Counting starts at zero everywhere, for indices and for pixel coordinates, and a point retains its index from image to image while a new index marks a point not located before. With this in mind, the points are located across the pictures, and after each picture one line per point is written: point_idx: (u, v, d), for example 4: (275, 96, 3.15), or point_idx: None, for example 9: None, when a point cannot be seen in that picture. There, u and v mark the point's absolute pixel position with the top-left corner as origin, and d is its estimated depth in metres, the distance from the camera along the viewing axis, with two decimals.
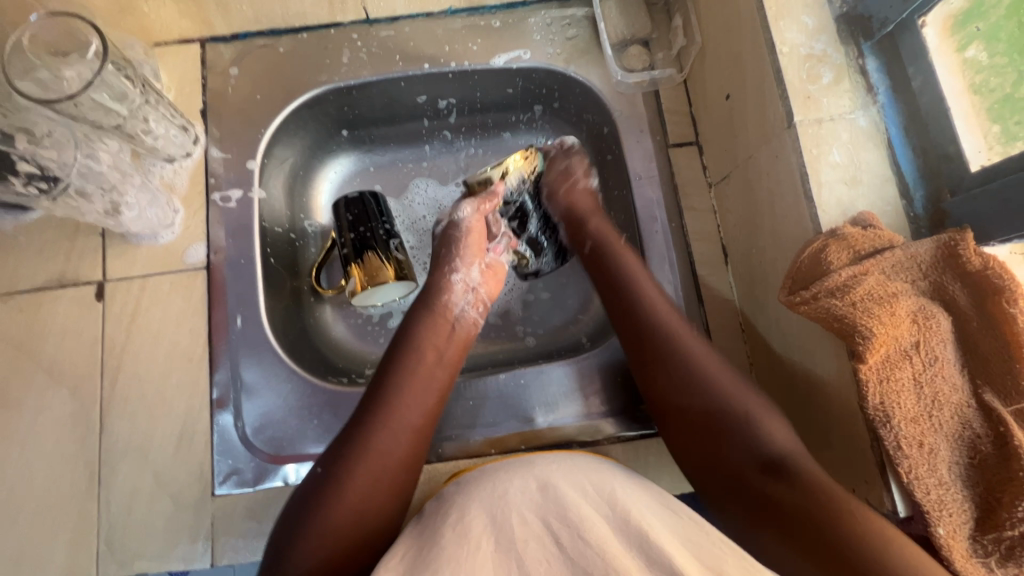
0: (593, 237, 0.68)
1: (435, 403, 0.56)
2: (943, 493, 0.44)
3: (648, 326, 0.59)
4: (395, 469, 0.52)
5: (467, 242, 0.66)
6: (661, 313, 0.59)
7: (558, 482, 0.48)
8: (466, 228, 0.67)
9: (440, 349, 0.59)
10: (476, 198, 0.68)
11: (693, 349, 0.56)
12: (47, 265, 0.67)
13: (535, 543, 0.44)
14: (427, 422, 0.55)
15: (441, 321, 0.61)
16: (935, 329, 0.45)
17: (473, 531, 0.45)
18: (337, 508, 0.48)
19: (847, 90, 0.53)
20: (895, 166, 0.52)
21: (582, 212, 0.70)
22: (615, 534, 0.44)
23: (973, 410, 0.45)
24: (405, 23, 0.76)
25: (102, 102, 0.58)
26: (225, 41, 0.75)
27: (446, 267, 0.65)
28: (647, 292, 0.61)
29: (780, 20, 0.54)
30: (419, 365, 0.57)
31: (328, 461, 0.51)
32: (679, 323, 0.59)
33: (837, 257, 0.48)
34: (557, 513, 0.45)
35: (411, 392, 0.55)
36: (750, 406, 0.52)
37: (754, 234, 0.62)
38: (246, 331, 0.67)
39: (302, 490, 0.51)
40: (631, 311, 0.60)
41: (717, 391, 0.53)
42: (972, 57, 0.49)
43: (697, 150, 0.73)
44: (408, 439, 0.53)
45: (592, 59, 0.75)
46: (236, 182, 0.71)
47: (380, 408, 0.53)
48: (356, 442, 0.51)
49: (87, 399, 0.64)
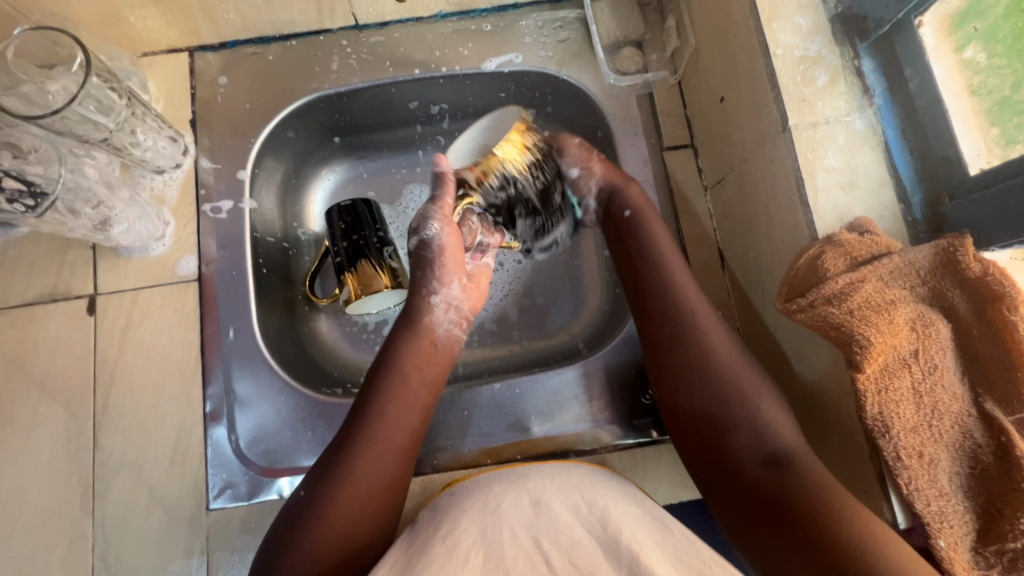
0: (625, 217, 0.63)
1: (419, 424, 0.56)
2: (944, 505, 0.43)
3: (678, 308, 0.56)
4: (381, 494, 0.51)
5: (447, 259, 0.63)
6: (692, 296, 0.57)
7: (550, 499, 0.48)
8: (439, 245, 0.63)
9: (422, 369, 0.58)
10: (437, 202, 0.61)
11: (709, 327, 0.55)
12: (38, 280, 0.66)
13: (524, 559, 0.43)
14: (412, 442, 0.55)
15: (424, 340, 0.60)
16: (934, 336, 0.44)
17: (464, 544, 0.44)
18: (324, 534, 0.47)
19: (842, 92, 0.52)
20: (892, 169, 0.51)
21: (617, 183, 0.64)
22: (604, 553, 0.43)
23: (974, 419, 0.44)
24: (395, 28, 0.75)
25: (87, 115, 0.57)
26: (214, 50, 0.74)
27: (423, 288, 0.63)
28: (676, 270, 0.58)
29: (774, 22, 0.53)
30: (404, 386, 0.56)
31: (312, 485, 0.51)
32: (702, 305, 0.56)
33: (833, 264, 0.47)
34: (548, 532, 0.45)
35: (395, 414, 0.54)
36: (756, 392, 0.51)
37: (750, 238, 0.61)
38: (239, 343, 0.66)
39: (284, 515, 0.50)
40: (659, 287, 0.58)
41: (727, 370, 0.52)
42: (970, 58, 0.48)
43: (693, 152, 0.72)
44: (394, 460, 0.52)
45: (584, 61, 0.74)
46: (226, 192, 0.70)
47: (363, 431, 0.52)
48: (339, 468, 0.51)
49: (80, 414, 0.64)
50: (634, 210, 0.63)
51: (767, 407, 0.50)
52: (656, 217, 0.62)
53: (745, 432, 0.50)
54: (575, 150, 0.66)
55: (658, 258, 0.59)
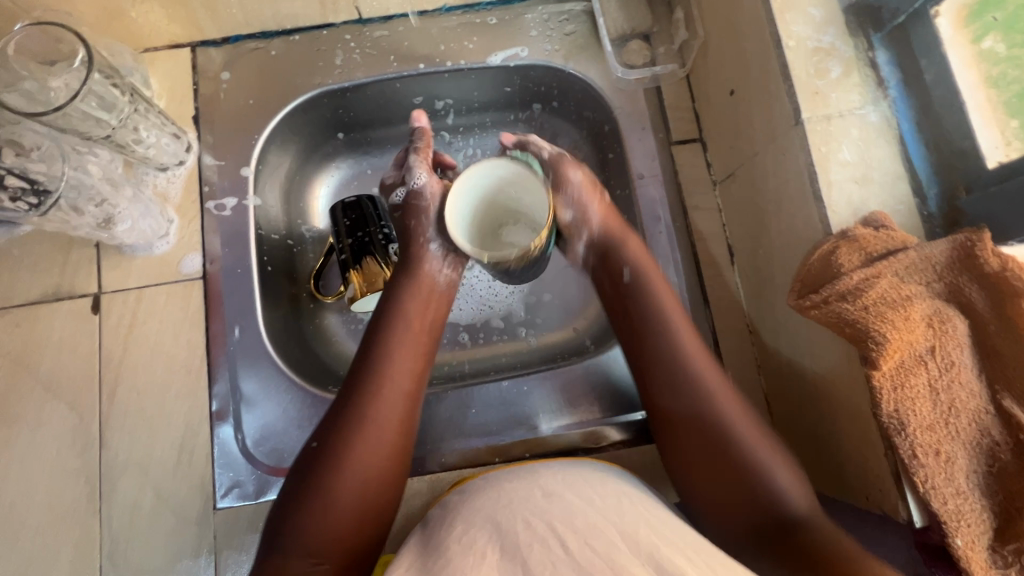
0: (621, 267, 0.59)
1: (423, 366, 0.56)
2: (961, 503, 0.43)
3: (677, 366, 0.53)
4: (393, 437, 0.51)
5: (433, 207, 0.63)
6: (691, 352, 0.53)
7: (562, 491, 0.47)
8: (422, 193, 0.64)
9: (423, 315, 0.59)
10: (417, 150, 0.66)
11: (712, 385, 0.52)
12: (42, 278, 0.66)
13: (540, 548, 0.43)
14: (418, 383, 0.55)
15: (424, 287, 0.60)
16: (951, 333, 0.44)
17: (479, 540, 0.44)
18: (342, 480, 0.48)
19: (856, 84, 0.51)
20: (908, 163, 0.50)
21: (615, 237, 0.60)
22: (623, 544, 0.42)
23: (991, 417, 0.43)
24: (399, 22, 0.74)
25: (90, 112, 0.57)
26: (215, 45, 0.73)
27: (419, 235, 0.63)
28: (675, 323, 0.55)
29: (786, 13, 0.52)
30: (405, 332, 0.56)
31: (323, 437, 0.50)
32: (698, 348, 0.54)
33: (847, 260, 0.46)
34: (564, 519, 0.44)
35: (399, 359, 0.54)
36: (763, 455, 0.49)
37: (761, 233, 0.61)
38: (244, 341, 0.66)
39: (296, 468, 0.50)
40: (654, 334, 0.55)
41: (728, 415, 0.50)
42: (988, 48, 0.48)
43: (701, 147, 0.71)
44: (403, 403, 0.53)
45: (591, 55, 0.73)
46: (230, 189, 0.70)
47: (369, 378, 0.53)
48: (350, 415, 0.51)
49: (86, 413, 0.63)
50: (634, 271, 0.58)
51: (768, 456, 0.49)
52: (649, 262, 0.59)
53: (748, 478, 0.48)
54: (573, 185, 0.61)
55: (650, 300, 0.56)
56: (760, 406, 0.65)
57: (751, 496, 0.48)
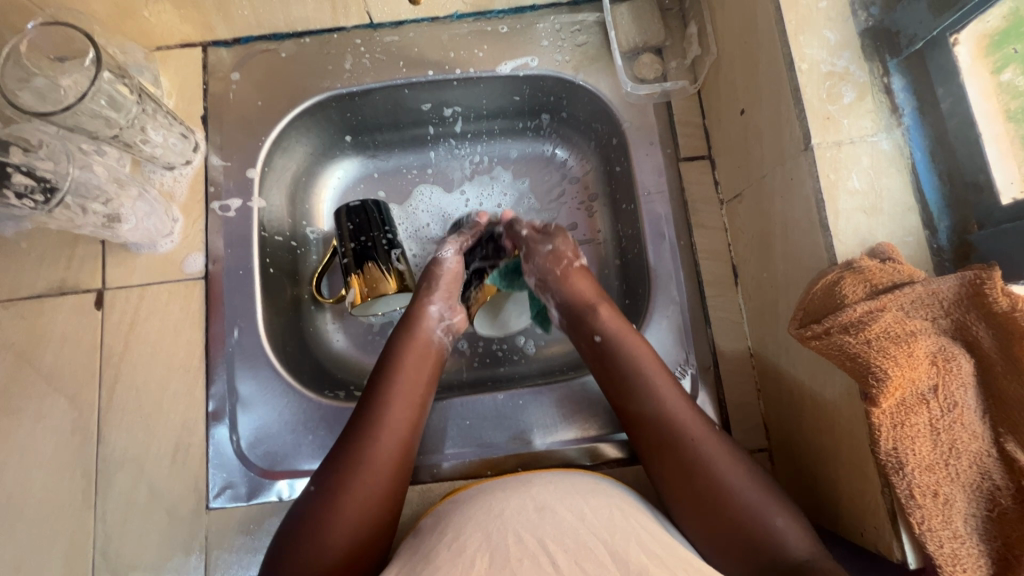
0: (586, 322, 0.60)
1: (417, 413, 0.56)
2: (957, 547, 0.42)
3: (655, 426, 0.53)
4: (387, 480, 0.52)
5: (441, 281, 0.65)
6: (672, 407, 0.53)
7: (555, 505, 0.47)
8: (443, 266, 0.65)
9: (417, 364, 0.59)
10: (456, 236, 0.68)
11: (695, 435, 0.52)
12: (48, 272, 0.67)
13: (529, 562, 0.42)
14: (412, 430, 0.55)
15: (417, 340, 0.61)
16: (955, 372, 0.43)
17: (469, 548, 0.44)
18: (337, 525, 0.48)
19: (870, 110, 0.50)
20: (921, 195, 0.48)
21: (581, 310, 0.60)
22: (612, 565, 0.42)
23: (993, 460, 0.42)
24: (410, 28, 0.74)
25: (98, 111, 0.57)
26: (227, 45, 0.74)
27: (424, 294, 0.64)
28: (656, 378, 0.54)
29: (801, 35, 0.51)
30: (399, 382, 0.57)
31: (323, 477, 0.51)
32: (703, 428, 0.52)
33: (852, 291, 0.45)
34: (554, 535, 0.44)
35: (392, 408, 0.55)
36: (751, 497, 0.48)
37: (767, 256, 0.60)
38: (243, 344, 0.66)
39: (296, 507, 0.51)
40: (644, 422, 0.54)
41: (713, 462, 0.50)
42: (1008, 80, 0.45)
43: (709, 164, 0.70)
44: (397, 450, 0.53)
45: (602, 67, 0.72)
46: (235, 190, 0.70)
47: (362, 428, 0.53)
48: (343, 465, 0.51)
49: (86, 407, 0.64)
50: (606, 335, 0.58)
51: (783, 522, 0.47)
52: (626, 330, 0.58)
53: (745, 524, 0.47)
54: (543, 258, 0.64)
55: (646, 384, 0.54)
56: (757, 431, 0.64)
57: (754, 537, 0.47)
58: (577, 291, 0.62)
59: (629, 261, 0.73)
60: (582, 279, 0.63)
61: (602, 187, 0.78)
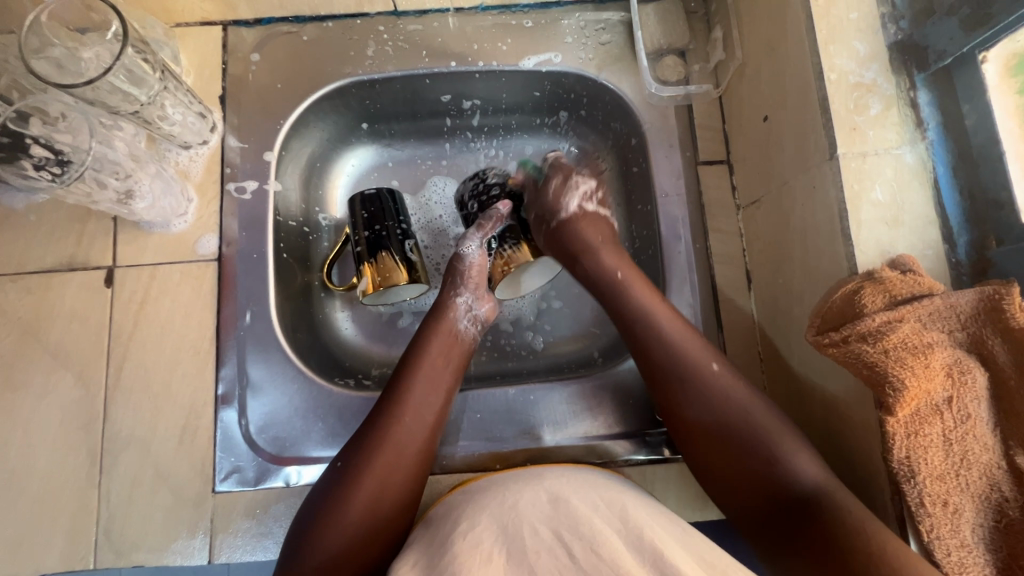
0: (593, 266, 0.63)
1: (443, 401, 0.58)
2: (964, 555, 0.43)
3: (667, 378, 0.56)
4: (409, 463, 0.53)
5: (466, 273, 0.65)
6: (693, 356, 0.56)
7: (570, 496, 0.47)
8: (470, 264, 0.65)
9: (445, 353, 0.60)
10: (480, 225, 0.66)
11: (705, 375, 0.55)
12: (58, 247, 0.66)
13: (547, 555, 0.43)
14: (438, 418, 0.57)
15: (445, 330, 0.62)
16: (970, 385, 0.43)
17: (485, 540, 0.44)
18: (358, 499, 0.50)
19: (895, 123, 0.50)
20: (942, 209, 0.49)
21: (586, 245, 0.64)
22: (628, 552, 0.42)
23: (1003, 473, 0.43)
24: (434, 17, 0.73)
25: (118, 86, 0.56)
26: (247, 25, 0.73)
27: (450, 288, 0.65)
28: (667, 324, 0.58)
29: (831, 45, 0.52)
30: (425, 367, 0.58)
31: (348, 456, 0.53)
32: (720, 375, 0.55)
33: (872, 301, 0.46)
34: (569, 527, 0.44)
35: (418, 393, 0.56)
36: (778, 445, 0.50)
37: (783, 263, 0.60)
38: (255, 328, 0.66)
39: (320, 487, 0.53)
40: (658, 379, 0.57)
41: (747, 417, 0.52)
42: None
43: (728, 169, 0.70)
44: (422, 434, 0.55)
45: (625, 67, 0.73)
46: (251, 172, 0.69)
47: (387, 410, 0.55)
48: (366, 444, 0.53)
49: (92, 385, 0.63)
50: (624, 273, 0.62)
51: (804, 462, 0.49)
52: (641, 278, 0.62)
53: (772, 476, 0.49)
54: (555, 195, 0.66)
55: (653, 330, 0.58)
56: None
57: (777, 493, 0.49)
58: (588, 232, 0.65)
59: (642, 261, 0.74)
60: (591, 226, 0.65)
61: (616, 187, 0.78)
